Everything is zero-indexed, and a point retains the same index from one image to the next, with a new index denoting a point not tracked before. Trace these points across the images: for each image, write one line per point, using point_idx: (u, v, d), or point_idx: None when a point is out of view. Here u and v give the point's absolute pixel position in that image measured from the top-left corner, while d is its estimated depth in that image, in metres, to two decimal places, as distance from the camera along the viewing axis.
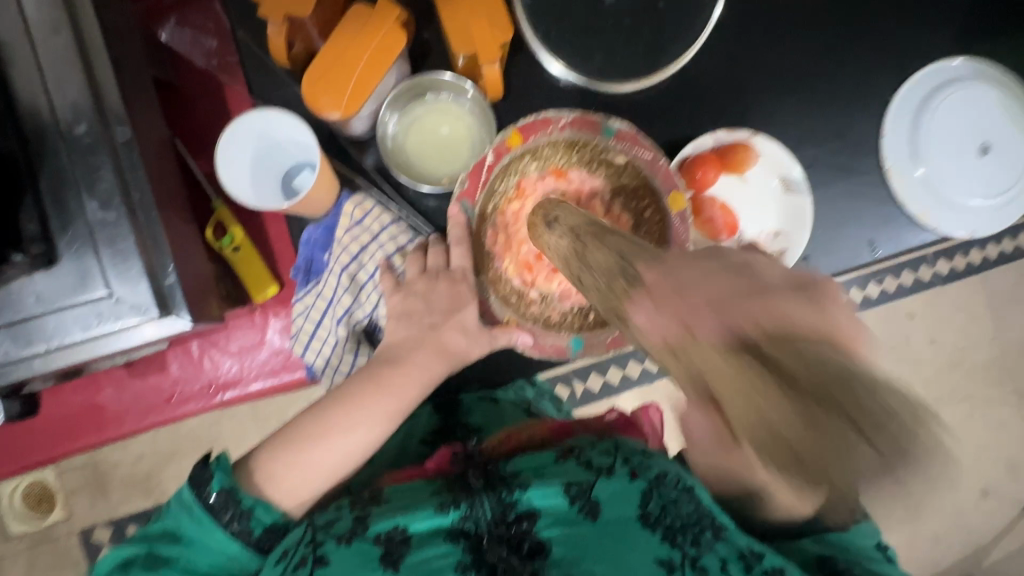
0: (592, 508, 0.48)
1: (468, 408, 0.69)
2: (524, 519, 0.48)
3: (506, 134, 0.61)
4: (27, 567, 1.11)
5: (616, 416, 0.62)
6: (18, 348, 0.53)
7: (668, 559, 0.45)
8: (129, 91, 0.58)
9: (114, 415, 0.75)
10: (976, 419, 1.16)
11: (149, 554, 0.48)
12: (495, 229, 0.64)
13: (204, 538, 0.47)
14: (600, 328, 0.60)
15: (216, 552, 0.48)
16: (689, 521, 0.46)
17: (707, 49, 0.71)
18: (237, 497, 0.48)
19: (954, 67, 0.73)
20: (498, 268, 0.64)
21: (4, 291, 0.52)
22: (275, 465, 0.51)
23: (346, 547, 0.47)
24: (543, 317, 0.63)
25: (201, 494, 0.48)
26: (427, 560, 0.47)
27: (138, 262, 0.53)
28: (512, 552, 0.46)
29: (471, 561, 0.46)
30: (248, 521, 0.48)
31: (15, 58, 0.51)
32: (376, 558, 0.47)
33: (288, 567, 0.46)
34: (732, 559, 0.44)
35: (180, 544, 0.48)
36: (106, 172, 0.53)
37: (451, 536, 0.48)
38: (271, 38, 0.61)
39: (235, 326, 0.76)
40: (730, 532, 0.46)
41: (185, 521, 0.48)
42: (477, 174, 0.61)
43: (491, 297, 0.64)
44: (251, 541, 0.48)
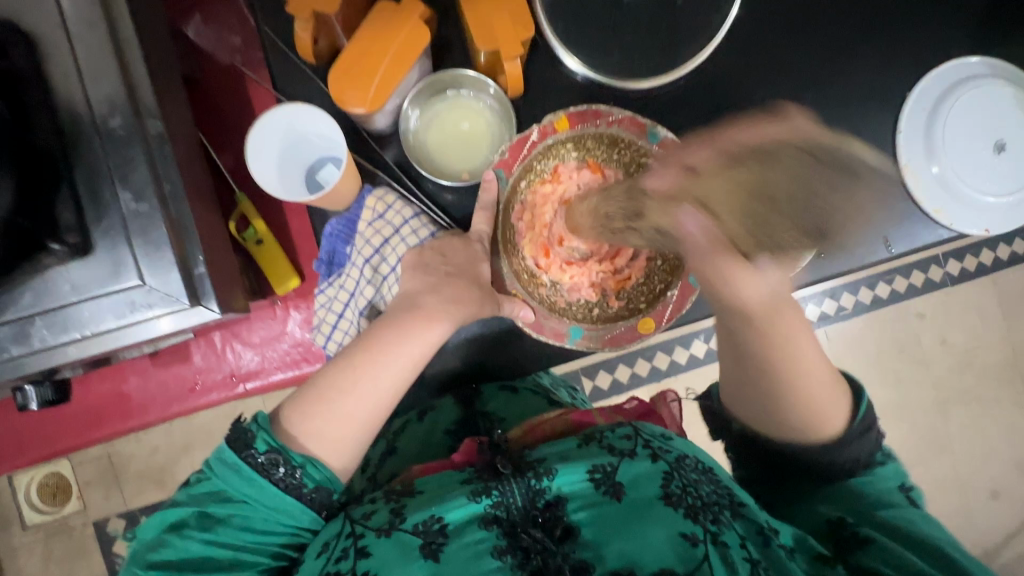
0: (617, 490, 0.49)
1: (487, 396, 0.70)
2: (554, 505, 0.49)
3: (556, 117, 0.63)
4: (43, 556, 1.13)
5: (634, 405, 0.63)
6: (54, 335, 0.54)
7: (692, 534, 0.46)
8: (160, 85, 0.60)
9: (139, 404, 0.77)
10: (987, 420, 1.16)
11: (201, 513, 0.47)
12: (520, 207, 0.66)
13: (256, 495, 0.48)
14: (603, 325, 0.65)
15: (271, 507, 0.48)
16: (709, 501, 0.49)
17: (723, 46, 0.72)
18: (287, 456, 0.48)
19: (971, 65, 0.73)
20: (514, 244, 0.66)
21: (39, 280, 0.53)
22: (309, 422, 0.50)
23: (386, 539, 0.48)
24: (545, 301, 0.66)
25: (247, 454, 0.48)
26: (466, 548, 0.47)
27: (170, 252, 0.54)
28: (546, 535, 0.47)
29: (507, 546, 0.47)
30: (300, 477, 0.48)
31: (52, 54, 0.53)
32: (416, 548, 0.47)
33: (330, 559, 0.48)
34: (749, 535, 0.47)
35: (230, 504, 0.48)
36: (140, 164, 0.54)
37: (485, 523, 0.48)
38: (297, 34, 0.62)
39: (256, 318, 0.78)
40: (747, 509, 0.49)
41: (234, 480, 0.48)
42: (519, 147, 0.63)
43: (504, 270, 0.66)
44: (303, 496, 0.49)
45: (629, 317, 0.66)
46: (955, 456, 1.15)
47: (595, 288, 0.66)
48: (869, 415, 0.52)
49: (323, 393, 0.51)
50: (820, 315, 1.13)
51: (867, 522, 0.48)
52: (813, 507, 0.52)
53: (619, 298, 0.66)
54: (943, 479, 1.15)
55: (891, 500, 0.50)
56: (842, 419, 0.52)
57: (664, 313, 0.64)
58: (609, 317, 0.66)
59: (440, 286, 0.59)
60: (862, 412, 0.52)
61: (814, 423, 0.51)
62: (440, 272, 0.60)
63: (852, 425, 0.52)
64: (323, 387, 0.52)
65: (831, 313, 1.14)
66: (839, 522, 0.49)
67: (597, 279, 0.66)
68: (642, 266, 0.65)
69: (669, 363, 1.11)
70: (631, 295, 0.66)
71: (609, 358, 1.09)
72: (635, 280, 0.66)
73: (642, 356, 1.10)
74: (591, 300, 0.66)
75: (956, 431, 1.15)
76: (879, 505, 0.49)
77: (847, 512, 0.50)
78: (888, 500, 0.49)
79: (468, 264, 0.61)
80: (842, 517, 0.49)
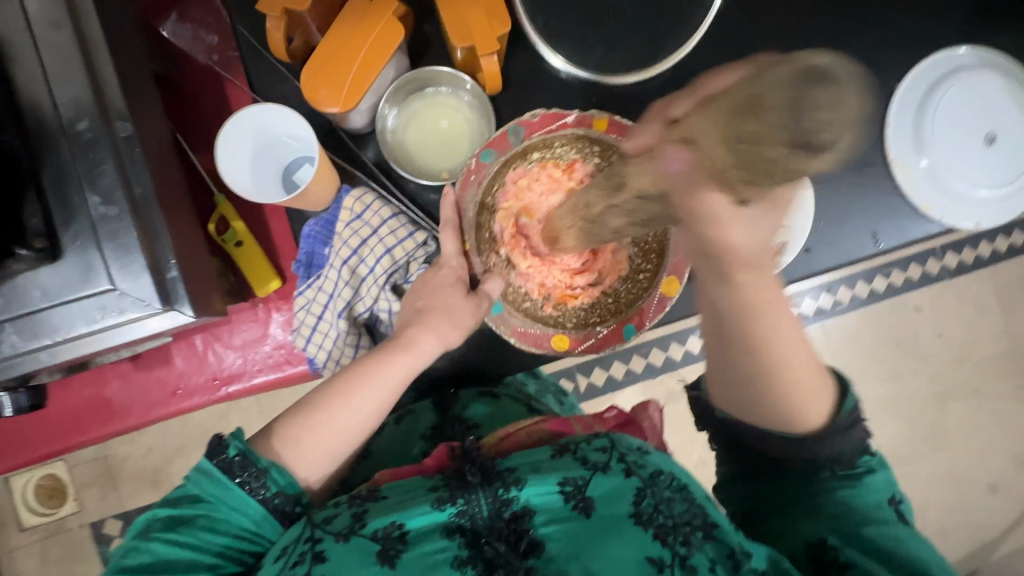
0: (586, 505, 0.49)
1: (466, 403, 0.69)
2: (519, 517, 0.49)
3: (597, 115, 0.64)
4: (39, 557, 1.13)
5: (615, 413, 0.62)
6: (25, 341, 0.54)
7: (659, 558, 0.46)
8: (130, 85, 0.59)
9: (121, 408, 0.76)
10: (983, 413, 1.15)
11: (166, 518, 0.48)
12: (516, 176, 0.65)
13: (223, 498, 0.49)
14: (524, 317, 0.65)
15: (236, 510, 0.49)
16: (680, 521, 0.48)
17: (709, 39, 0.71)
18: (254, 459, 0.50)
19: (961, 55, 0.72)
20: (494, 209, 0.65)
21: (9, 286, 0.53)
22: (295, 429, 0.53)
23: (344, 544, 0.48)
24: (489, 266, 0.66)
25: (216, 459, 0.49)
26: (423, 557, 0.47)
27: (140, 257, 0.54)
28: (508, 548, 0.47)
29: (467, 557, 0.47)
30: (264, 481, 0.50)
31: (17, 55, 0.52)
32: (373, 554, 0.47)
33: (287, 564, 0.48)
34: (719, 558, 0.46)
35: (198, 508, 0.49)
36: (108, 167, 0.53)
37: (447, 532, 0.48)
38: (270, 34, 0.61)
39: (238, 321, 0.77)
40: (719, 531, 0.48)
41: (205, 482, 0.49)
42: (549, 119, 0.65)
43: (468, 215, 0.65)
44: (268, 499, 0.50)
45: (551, 325, 0.65)
46: (952, 451, 1.14)
47: (542, 292, 0.66)
48: (856, 408, 0.50)
49: (313, 407, 0.54)
50: (816, 309, 1.12)
51: (850, 543, 0.47)
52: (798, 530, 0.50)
53: (557, 308, 0.66)
54: (940, 473, 1.14)
55: (878, 516, 0.48)
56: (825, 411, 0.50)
57: (582, 340, 0.65)
58: (534, 316, 0.66)
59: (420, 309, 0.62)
60: (848, 405, 0.50)
61: (798, 402, 0.48)
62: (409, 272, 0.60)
63: (837, 419, 0.50)
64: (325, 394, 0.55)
65: (828, 307, 1.12)
66: (820, 542, 0.48)
67: (549, 282, 0.66)
68: (591, 295, 0.66)
69: (663, 359, 1.10)
70: (568, 311, 0.66)
71: (603, 355, 1.08)
72: (580, 302, 0.66)
73: (635, 353, 1.10)
74: (533, 294, 0.66)
75: (953, 425, 1.14)
76: (864, 521, 0.48)
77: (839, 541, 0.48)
78: (877, 516, 0.48)
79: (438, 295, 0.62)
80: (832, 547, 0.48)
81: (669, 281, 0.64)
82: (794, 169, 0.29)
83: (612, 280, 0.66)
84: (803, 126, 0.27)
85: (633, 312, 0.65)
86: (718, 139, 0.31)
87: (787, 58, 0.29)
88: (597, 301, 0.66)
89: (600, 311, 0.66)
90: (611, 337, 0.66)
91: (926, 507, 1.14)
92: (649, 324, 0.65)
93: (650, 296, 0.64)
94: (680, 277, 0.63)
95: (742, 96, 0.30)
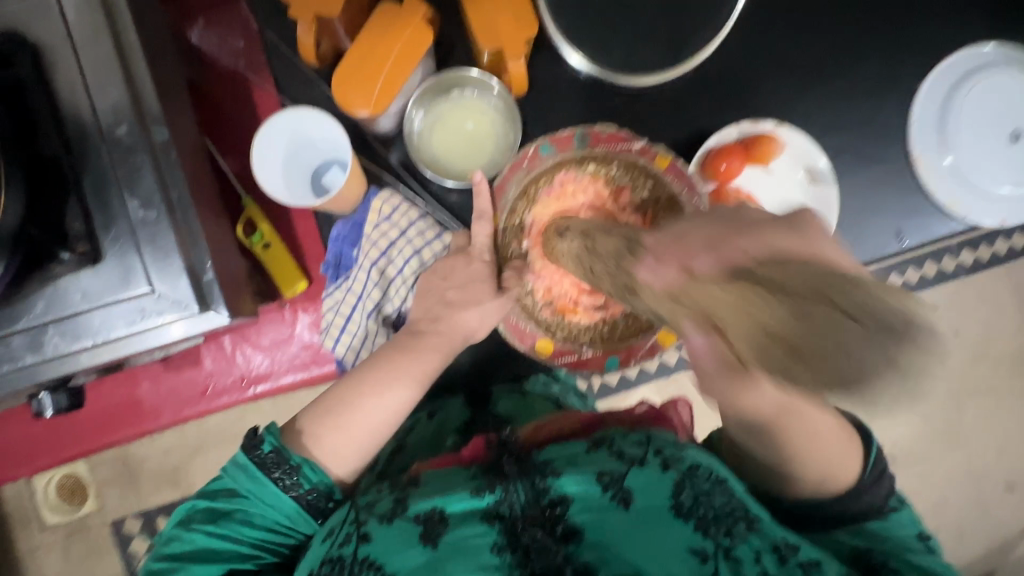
0: (624, 496, 0.49)
1: (497, 398, 0.71)
2: (557, 505, 0.49)
3: (662, 152, 0.64)
4: (62, 556, 1.15)
5: (646, 409, 0.62)
6: (67, 343, 0.55)
7: (701, 549, 0.46)
8: (165, 91, 0.60)
9: (152, 408, 0.78)
10: (1001, 412, 1.14)
11: (207, 511, 0.51)
12: (565, 177, 0.66)
13: (258, 492, 0.51)
14: (523, 309, 0.67)
15: (269, 505, 0.51)
16: (722, 512, 0.47)
17: (730, 39, 0.71)
18: (286, 456, 0.51)
19: (983, 54, 0.72)
20: (533, 202, 0.66)
21: (51, 289, 0.54)
22: (319, 427, 0.54)
23: (387, 526, 0.49)
24: (507, 252, 0.67)
25: (252, 454, 0.51)
26: (462, 540, 0.48)
27: (178, 259, 0.55)
28: (546, 534, 0.47)
29: (506, 543, 0.47)
30: (297, 477, 0.51)
31: (58, 63, 0.53)
32: (416, 535, 0.48)
33: (335, 543, 0.49)
34: (764, 550, 0.46)
35: (234, 503, 0.51)
36: (146, 172, 0.54)
37: (487, 519, 0.49)
38: (300, 38, 0.62)
39: (265, 321, 0.78)
40: (762, 524, 0.47)
41: (243, 477, 0.51)
42: (615, 138, 0.65)
43: (508, 196, 0.66)
44: (301, 495, 0.52)
45: (543, 326, 0.67)
46: (970, 450, 1.14)
47: (546, 295, 0.67)
48: (879, 464, 0.53)
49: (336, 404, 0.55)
50: None
51: (892, 556, 0.48)
52: (832, 536, 0.51)
53: (556, 314, 0.67)
54: (958, 473, 1.14)
55: (912, 546, 0.49)
56: (855, 470, 0.52)
57: (566, 353, 0.67)
58: (530, 313, 0.67)
59: (448, 307, 0.62)
60: (874, 461, 0.53)
61: (807, 462, 0.51)
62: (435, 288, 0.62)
63: (863, 475, 0.52)
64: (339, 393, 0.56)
65: None
66: (865, 549, 0.49)
67: (559, 289, 0.66)
68: (590, 317, 0.66)
69: (678, 359, 1.10)
70: (566, 323, 0.67)
71: None
72: (578, 318, 0.67)
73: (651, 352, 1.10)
74: (540, 295, 0.67)
75: (971, 424, 1.14)
76: (904, 550, 0.48)
77: (871, 545, 0.49)
78: (913, 547, 0.49)
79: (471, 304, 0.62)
80: (867, 551, 0.49)
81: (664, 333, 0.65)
82: (832, 390, 0.33)
83: (616, 310, 0.66)
84: (850, 373, 0.31)
85: (623, 344, 0.66)
86: (745, 337, 0.34)
87: (876, 310, 0.31)
88: (595, 322, 0.67)
89: (594, 333, 0.67)
90: (593, 360, 0.67)
91: (944, 507, 1.14)
92: (634, 362, 0.67)
93: (645, 338, 0.65)
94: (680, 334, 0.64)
95: (774, 320, 0.32)
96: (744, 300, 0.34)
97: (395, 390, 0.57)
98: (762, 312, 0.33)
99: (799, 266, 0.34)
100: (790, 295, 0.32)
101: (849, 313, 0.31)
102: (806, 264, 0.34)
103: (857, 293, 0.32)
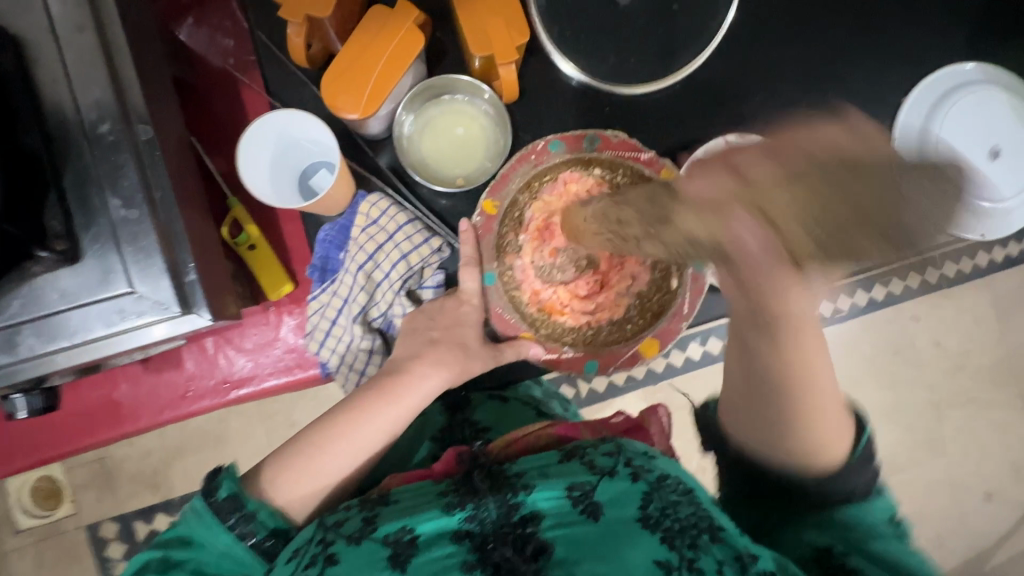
0: (593, 509, 0.49)
1: (475, 405, 0.69)
2: (528, 522, 0.48)
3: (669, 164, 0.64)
4: (34, 560, 1.11)
5: (622, 420, 0.62)
6: (42, 344, 0.54)
7: (666, 561, 0.45)
8: (151, 89, 0.59)
9: (130, 411, 0.76)
10: (979, 421, 1.16)
11: (163, 557, 0.50)
12: (569, 176, 0.66)
13: (211, 540, 0.49)
14: (515, 295, 0.67)
15: (223, 554, 0.49)
16: (687, 524, 0.47)
17: (719, 51, 0.72)
18: (242, 502, 0.50)
19: (966, 71, 0.73)
20: (535, 196, 0.67)
21: (27, 288, 0.53)
22: (278, 472, 0.53)
23: (355, 547, 0.48)
24: (503, 244, 0.66)
25: (209, 500, 0.50)
26: (431, 562, 0.47)
27: (160, 260, 0.54)
28: (515, 553, 0.47)
29: (476, 561, 0.47)
30: (251, 524, 0.50)
31: (41, 59, 0.52)
32: (384, 558, 0.47)
33: (299, 565, 0.48)
34: (727, 560, 0.45)
35: (190, 548, 0.50)
36: (130, 170, 0.54)
37: (457, 537, 0.48)
38: (290, 40, 0.62)
39: (249, 324, 0.77)
40: (727, 534, 0.47)
41: (196, 524, 0.50)
42: (624, 146, 0.66)
43: (511, 186, 0.66)
44: (254, 544, 0.50)
45: (527, 318, 0.67)
46: (948, 460, 1.16)
47: (538, 296, 0.67)
48: (868, 447, 0.52)
49: (300, 448, 0.55)
50: None
51: (856, 552, 0.48)
52: (799, 535, 0.51)
53: (547, 315, 0.67)
54: (938, 481, 1.15)
55: (878, 532, 0.49)
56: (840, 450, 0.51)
57: (545, 350, 0.65)
58: (517, 306, 0.67)
59: (426, 344, 0.62)
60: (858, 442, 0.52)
61: (808, 435, 0.51)
62: (424, 338, 0.62)
63: (851, 457, 0.51)
64: (303, 442, 0.55)
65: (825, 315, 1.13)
66: (827, 548, 0.49)
67: (552, 290, 0.67)
68: (577, 320, 0.67)
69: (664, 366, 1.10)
70: (552, 323, 0.67)
71: None
72: (564, 319, 0.67)
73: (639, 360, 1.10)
74: (533, 293, 0.67)
75: (949, 434, 1.16)
76: (872, 534, 0.49)
77: (836, 539, 0.49)
78: (881, 532, 0.49)
79: (453, 326, 0.63)
80: (828, 547, 0.49)
81: (646, 345, 0.65)
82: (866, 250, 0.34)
83: (602, 317, 0.67)
84: (896, 233, 0.32)
85: (606, 350, 0.66)
86: (817, 231, 0.33)
87: (868, 170, 0.32)
88: (580, 325, 0.67)
89: (576, 334, 0.67)
90: (570, 361, 0.65)
91: (924, 514, 1.15)
92: (613, 369, 0.66)
93: (628, 346, 0.66)
94: (662, 345, 0.65)
95: (798, 210, 0.33)
96: (805, 199, 0.33)
97: (367, 430, 0.56)
98: (842, 189, 0.31)
99: (856, 167, 0.32)
100: (835, 186, 0.32)
101: (847, 168, 0.32)
102: (870, 184, 0.31)
103: (893, 196, 0.32)
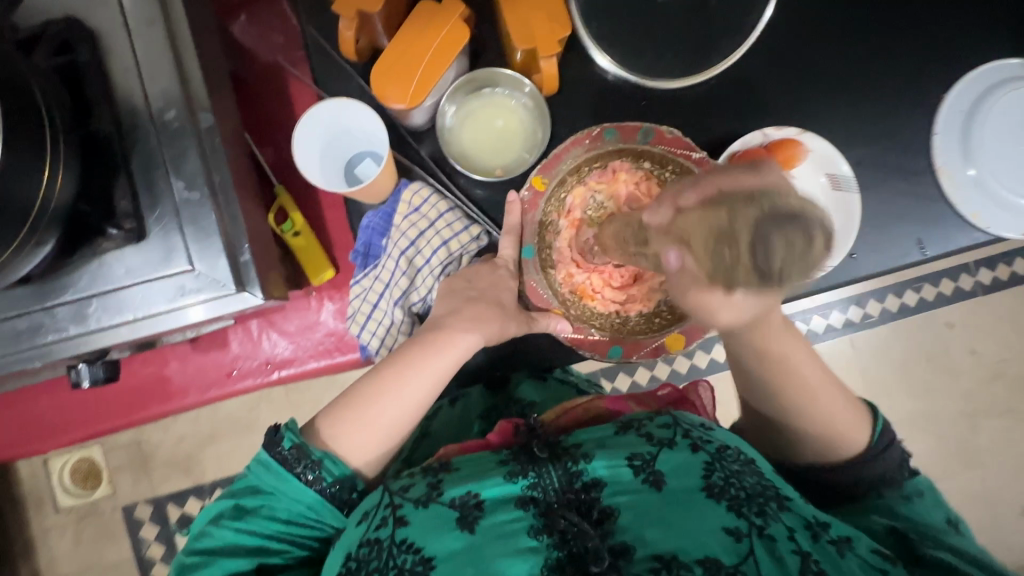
0: (656, 478, 0.49)
1: (519, 382, 0.71)
2: (591, 488, 0.49)
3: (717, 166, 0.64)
4: (72, 539, 1.16)
5: (668, 391, 0.62)
6: (109, 317, 0.57)
7: (736, 528, 0.46)
8: (211, 80, 0.62)
9: (179, 388, 0.80)
10: (1017, 431, 1.13)
11: (236, 506, 0.51)
12: (619, 165, 0.66)
13: (284, 489, 0.51)
14: (549, 270, 0.68)
15: (294, 500, 0.51)
16: (754, 493, 0.48)
17: (755, 49, 0.73)
18: (308, 451, 0.52)
19: (1011, 67, 0.72)
20: (582, 179, 0.67)
21: (99, 264, 0.56)
22: (336, 425, 0.54)
23: (425, 510, 0.50)
24: (544, 221, 0.68)
25: (275, 450, 0.51)
26: (499, 525, 0.48)
27: (219, 240, 0.57)
28: (583, 519, 0.47)
29: (543, 525, 0.48)
30: (318, 471, 0.51)
31: (116, 51, 0.56)
32: (454, 520, 0.49)
33: (370, 527, 0.49)
34: (798, 528, 0.47)
35: (261, 496, 0.52)
36: (192, 154, 0.57)
37: (522, 503, 0.49)
38: (342, 33, 0.65)
39: (292, 308, 0.80)
40: (794, 504, 0.48)
41: (265, 473, 0.51)
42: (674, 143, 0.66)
43: (561, 167, 0.67)
44: (325, 490, 0.52)
45: (558, 299, 0.68)
46: (984, 470, 1.12)
47: (570, 278, 0.68)
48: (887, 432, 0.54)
49: (345, 402, 0.55)
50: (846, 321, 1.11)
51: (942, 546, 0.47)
52: (867, 519, 0.51)
53: (575, 297, 0.68)
54: (973, 492, 1.12)
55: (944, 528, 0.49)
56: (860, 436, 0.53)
57: (573, 329, 0.66)
58: (551, 284, 0.68)
59: (465, 301, 0.62)
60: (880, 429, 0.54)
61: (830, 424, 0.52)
62: (462, 297, 0.63)
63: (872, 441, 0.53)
64: (353, 394, 0.56)
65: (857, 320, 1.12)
66: (900, 530, 0.49)
67: (581, 273, 0.68)
68: (606, 307, 0.68)
69: (689, 366, 1.10)
70: (584, 308, 0.68)
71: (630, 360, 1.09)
72: (596, 304, 0.68)
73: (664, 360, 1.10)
74: (565, 272, 0.68)
75: (986, 443, 1.12)
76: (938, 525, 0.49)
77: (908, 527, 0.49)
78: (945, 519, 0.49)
79: (491, 286, 0.64)
80: (902, 530, 0.49)
81: (674, 338, 0.66)
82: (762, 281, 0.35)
83: (633, 309, 0.67)
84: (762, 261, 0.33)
85: (631, 339, 0.67)
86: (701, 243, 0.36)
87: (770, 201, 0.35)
88: (609, 312, 0.68)
89: (603, 321, 0.68)
90: (598, 345, 0.67)
91: None
92: (637, 357, 0.67)
93: (654, 338, 0.66)
94: (687, 343, 0.65)
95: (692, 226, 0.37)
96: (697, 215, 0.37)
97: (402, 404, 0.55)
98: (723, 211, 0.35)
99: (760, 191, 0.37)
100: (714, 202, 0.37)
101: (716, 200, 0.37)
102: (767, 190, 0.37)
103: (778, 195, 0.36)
